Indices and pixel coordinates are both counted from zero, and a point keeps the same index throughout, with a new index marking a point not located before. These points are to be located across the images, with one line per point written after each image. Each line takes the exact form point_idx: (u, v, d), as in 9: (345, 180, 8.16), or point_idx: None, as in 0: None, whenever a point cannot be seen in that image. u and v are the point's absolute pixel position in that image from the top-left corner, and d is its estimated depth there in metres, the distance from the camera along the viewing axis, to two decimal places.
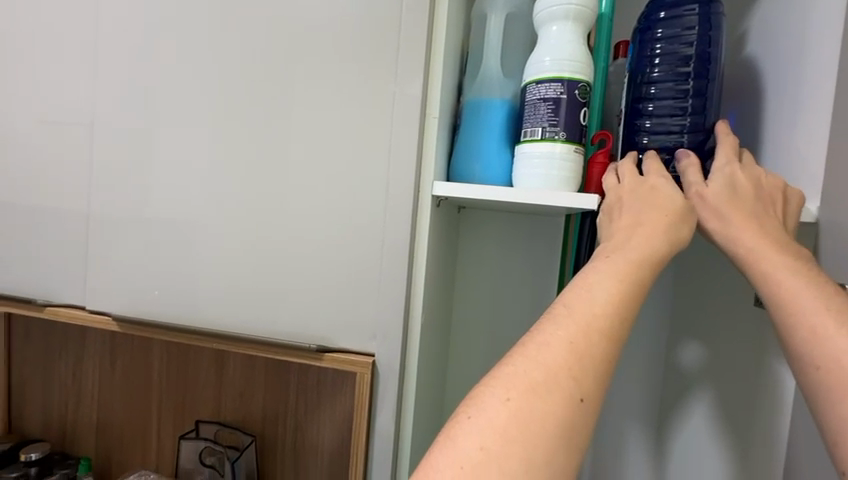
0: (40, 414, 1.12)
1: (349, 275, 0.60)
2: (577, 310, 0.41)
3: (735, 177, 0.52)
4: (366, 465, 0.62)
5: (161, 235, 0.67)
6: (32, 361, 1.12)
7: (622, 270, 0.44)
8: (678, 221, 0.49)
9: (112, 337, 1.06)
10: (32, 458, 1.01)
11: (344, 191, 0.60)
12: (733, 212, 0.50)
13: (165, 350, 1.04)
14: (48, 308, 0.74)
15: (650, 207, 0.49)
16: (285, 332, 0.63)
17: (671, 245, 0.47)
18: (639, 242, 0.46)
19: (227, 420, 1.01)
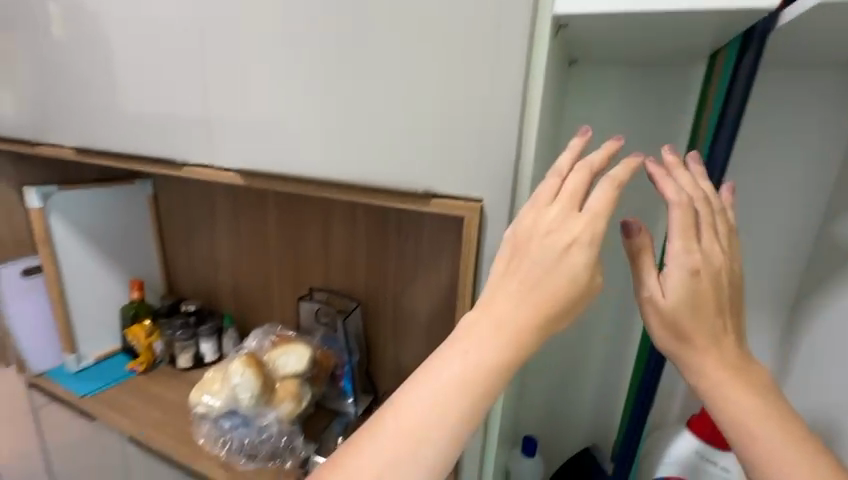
0: (190, 277, 1.36)
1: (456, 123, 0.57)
2: (414, 417, 0.42)
3: (697, 273, 0.49)
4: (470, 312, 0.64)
5: (268, 87, 0.67)
6: (179, 233, 1.33)
7: (479, 370, 0.43)
8: (563, 306, 0.44)
9: (236, 211, 1.20)
10: (190, 309, 1.26)
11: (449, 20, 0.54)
12: (695, 325, 0.50)
13: (279, 224, 1.15)
14: (186, 166, 0.80)
15: (530, 287, 0.44)
16: (392, 185, 0.62)
17: (543, 336, 0.44)
18: (510, 335, 0.43)
19: (335, 287, 1.12)
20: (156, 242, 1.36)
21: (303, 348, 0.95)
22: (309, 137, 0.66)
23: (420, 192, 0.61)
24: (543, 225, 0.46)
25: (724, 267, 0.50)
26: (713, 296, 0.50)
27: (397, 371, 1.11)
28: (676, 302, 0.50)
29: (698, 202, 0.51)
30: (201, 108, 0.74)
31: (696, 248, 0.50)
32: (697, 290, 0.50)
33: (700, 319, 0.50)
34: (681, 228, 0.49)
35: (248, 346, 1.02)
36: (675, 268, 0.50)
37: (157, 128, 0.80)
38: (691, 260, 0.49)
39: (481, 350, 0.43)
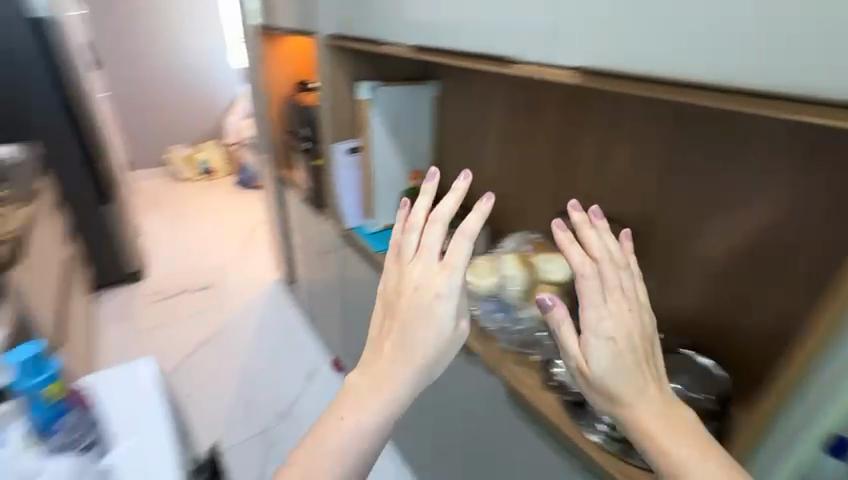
0: (457, 175, 1.54)
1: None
2: (323, 433, 0.57)
3: (614, 338, 0.58)
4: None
5: None
6: (455, 135, 1.49)
7: (382, 379, 0.60)
8: (437, 339, 0.61)
9: (513, 114, 1.24)
10: (453, 204, 1.47)
11: None
12: (617, 378, 0.56)
13: (555, 135, 1.13)
14: (515, 66, 0.79)
15: (411, 319, 0.62)
16: (797, 92, 0.44)
17: (417, 369, 0.60)
18: (392, 368, 0.60)
19: (602, 209, 1.08)
20: (432, 139, 1.57)
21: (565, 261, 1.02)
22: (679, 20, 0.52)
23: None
24: (407, 291, 0.63)
25: (635, 332, 0.59)
26: (639, 354, 0.58)
27: (669, 316, 0.98)
28: (599, 362, 0.57)
29: (603, 261, 0.64)
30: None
31: (587, 305, 0.61)
32: (615, 347, 0.58)
33: (629, 372, 0.57)
34: (593, 292, 0.62)
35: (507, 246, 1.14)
36: (593, 321, 0.59)
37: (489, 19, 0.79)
38: (604, 323, 0.59)
39: (388, 364, 0.61)
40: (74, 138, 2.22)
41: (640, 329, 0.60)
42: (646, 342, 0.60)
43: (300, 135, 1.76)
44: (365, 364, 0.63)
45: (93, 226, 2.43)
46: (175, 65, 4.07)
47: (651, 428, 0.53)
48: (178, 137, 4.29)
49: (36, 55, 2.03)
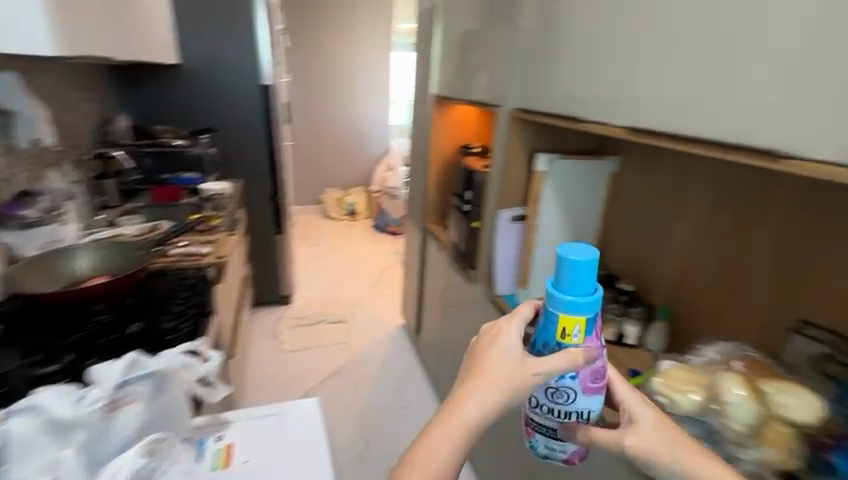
0: (624, 258, 1.39)
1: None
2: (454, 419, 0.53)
3: (653, 417, 0.60)
4: None
5: None
6: (629, 213, 1.36)
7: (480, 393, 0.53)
8: (513, 359, 0.55)
9: (716, 187, 1.07)
10: (624, 288, 1.30)
11: None
12: (667, 450, 0.57)
13: (785, 227, 0.93)
14: (776, 161, 0.64)
15: (491, 363, 0.55)
16: None
17: (508, 376, 0.54)
18: (490, 372, 0.54)
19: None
20: (605, 208, 1.44)
21: (808, 392, 0.77)
22: None
23: None
24: (501, 330, 0.59)
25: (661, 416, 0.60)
26: (661, 421, 0.60)
27: None
28: (649, 438, 0.58)
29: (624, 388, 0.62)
30: (842, 61, 0.55)
31: (631, 398, 0.61)
32: (653, 425, 0.59)
33: (669, 435, 0.59)
34: (620, 385, 0.62)
35: (707, 355, 0.93)
36: (635, 412, 0.60)
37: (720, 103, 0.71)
38: (636, 406, 0.60)
39: (471, 396, 0.54)
40: (268, 176, 2.68)
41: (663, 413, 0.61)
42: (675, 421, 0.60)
43: (464, 197, 1.81)
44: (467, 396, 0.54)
45: (263, 248, 2.79)
46: (343, 119, 4.72)
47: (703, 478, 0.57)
48: (334, 181, 4.92)
49: (258, 111, 2.54)
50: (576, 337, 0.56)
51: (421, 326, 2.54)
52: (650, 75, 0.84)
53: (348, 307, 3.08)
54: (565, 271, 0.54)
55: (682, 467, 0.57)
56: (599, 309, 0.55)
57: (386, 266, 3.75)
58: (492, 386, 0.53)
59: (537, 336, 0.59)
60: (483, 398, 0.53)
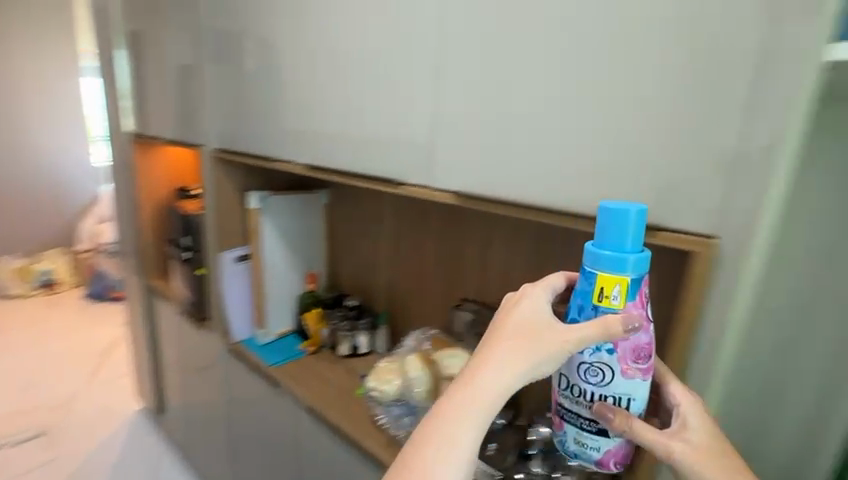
0: (350, 278, 1.54)
1: (708, 127, 0.55)
2: (475, 387, 0.55)
3: (708, 424, 0.60)
4: (685, 351, 0.63)
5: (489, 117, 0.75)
6: (345, 237, 1.52)
7: (513, 361, 0.55)
8: (543, 330, 0.57)
9: (396, 210, 1.33)
10: (352, 304, 1.45)
11: (647, 82, 0.59)
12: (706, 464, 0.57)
13: (441, 230, 1.23)
14: (402, 186, 0.91)
15: (518, 334, 0.57)
16: (577, 208, 0.67)
17: (533, 350, 0.55)
18: (511, 341, 0.56)
19: (488, 301, 1.15)
20: (326, 237, 1.58)
21: (463, 352, 1.05)
22: (513, 168, 0.73)
23: (648, 225, 0.62)
24: (524, 295, 0.62)
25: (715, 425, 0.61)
26: (710, 435, 0.59)
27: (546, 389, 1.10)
28: (694, 442, 0.58)
29: (693, 411, 0.60)
30: (419, 119, 0.84)
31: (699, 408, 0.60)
32: (704, 436, 0.59)
33: (712, 453, 0.58)
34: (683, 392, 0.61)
35: (408, 344, 1.13)
36: (690, 421, 0.59)
37: (372, 148, 0.93)
38: (696, 413, 0.60)
39: (492, 363, 0.55)
40: None
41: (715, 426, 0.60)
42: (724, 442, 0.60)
43: (184, 243, 1.64)
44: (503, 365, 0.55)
45: None
46: (10, 163, 3.52)
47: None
48: (3, 249, 3.58)
49: None
50: (615, 302, 0.58)
51: (164, 403, 2.10)
52: (323, 123, 1.03)
53: (48, 413, 2.25)
54: (606, 231, 0.58)
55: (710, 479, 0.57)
56: (644, 275, 0.58)
57: (109, 343, 2.94)
58: (520, 360, 0.55)
59: (573, 300, 0.61)
60: (504, 382, 0.54)
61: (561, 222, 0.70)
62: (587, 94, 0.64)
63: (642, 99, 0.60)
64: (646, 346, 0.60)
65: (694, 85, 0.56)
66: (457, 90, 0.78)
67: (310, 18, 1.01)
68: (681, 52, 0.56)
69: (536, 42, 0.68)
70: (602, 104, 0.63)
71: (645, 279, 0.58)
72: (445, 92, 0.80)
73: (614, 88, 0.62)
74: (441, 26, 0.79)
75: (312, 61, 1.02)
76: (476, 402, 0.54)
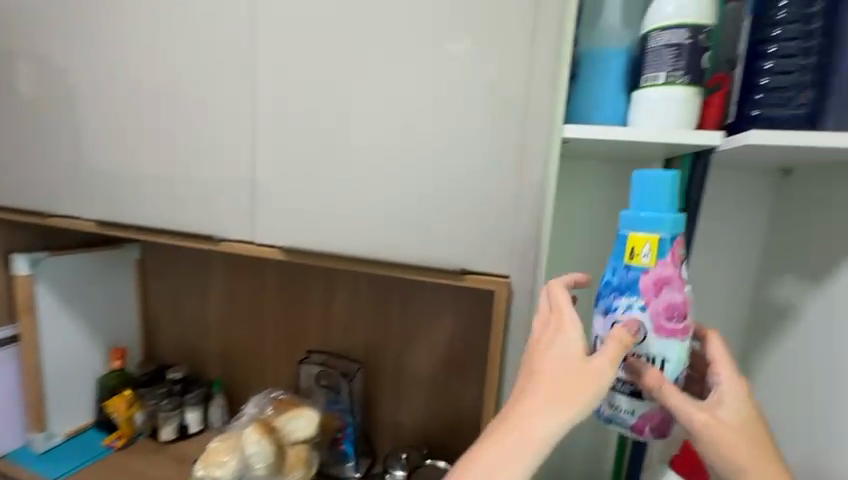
0: (172, 344, 1.31)
1: (493, 186, 0.66)
2: (506, 445, 0.43)
3: (747, 397, 0.50)
4: (500, 378, 0.70)
5: (310, 171, 0.75)
6: (164, 297, 1.30)
7: (552, 408, 0.43)
8: (582, 363, 0.45)
9: (227, 261, 1.20)
10: (176, 377, 1.21)
11: (443, 145, 0.68)
12: (736, 447, 0.47)
13: (278, 281, 1.15)
14: (223, 242, 0.84)
15: (559, 371, 0.45)
16: (399, 257, 0.72)
17: (581, 389, 0.44)
18: (548, 382, 0.45)
19: (333, 349, 1.13)
20: (137, 298, 1.32)
21: (312, 413, 0.97)
22: (338, 220, 0.75)
23: (458, 270, 0.69)
24: (557, 312, 0.51)
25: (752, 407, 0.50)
26: (753, 414, 0.49)
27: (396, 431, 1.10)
28: (724, 420, 0.48)
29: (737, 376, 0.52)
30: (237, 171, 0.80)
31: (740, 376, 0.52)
32: (741, 416, 0.49)
33: (747, 436, 0.48)
34: (721, 359, 0.53)
35: (248, 412, 1.01)
36: (728, 397, 0.50)
37: (186, 201, 0.84)
38: (732, 380, 0.51)
39: (525, 415, 0.44)
40: None
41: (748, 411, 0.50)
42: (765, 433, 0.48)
43: None
44: (540, 412, 0.43)
45: None
46: None
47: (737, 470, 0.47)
48: None
49: None
50: (644, 262, 0.52)
51: None
52: (122, 171, 0.88)
53: None
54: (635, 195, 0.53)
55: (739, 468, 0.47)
56: (676, 232, 0.52)
57: None
58: (561, 404, 0.43)
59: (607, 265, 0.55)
60: (528, 443, 0.43)
61: (386, 271, 0.75)
62: (397, 152, 0.70)
63: (442, 161, 0.68)
64: (683, 307, 0.51)
65: (478, 149, 0.66)
66: (275, 143, 0.76)
67: (98, 52, 0.88)
68: (469, 120, 0.66)
69: (347, 101, 0.72)
70: (411, 165, 0.70)
71: (678, 239, 0.52)
72: (263, 144, 0.77)
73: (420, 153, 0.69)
74: (253, 78, 0.77)
75: (106, 104, 0.88)
76: (508, 464, 0.42)
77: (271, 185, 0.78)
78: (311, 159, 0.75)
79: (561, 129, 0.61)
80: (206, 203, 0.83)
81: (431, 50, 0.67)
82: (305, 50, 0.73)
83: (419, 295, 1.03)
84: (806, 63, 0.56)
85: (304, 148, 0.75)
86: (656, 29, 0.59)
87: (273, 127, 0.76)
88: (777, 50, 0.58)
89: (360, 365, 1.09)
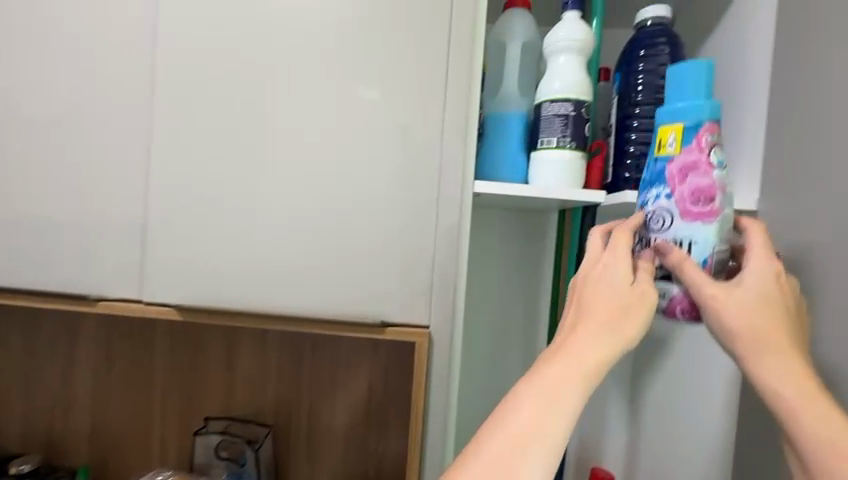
0: (21, 427, 1.06)
1: (411, 238, 0.67)
2: (571, 359, 0.46)
3: (770, 280, 0.52)
4: (423, 432, 0.68)
5: (214, 222, 0.69)
6: (12, 368, 1.06)
7: (609, 327, 0.48)
8: (631, 288, 0.51)
9: (108, 318, 1.03)
10: (23, 471, 0.97)
11: (361, 197, 0.68)
12: (748, 323, 0.50)
13: (170, 340, 1.01)
14: (102, 302, 0.72)
15: (615, 293, 0.50)
16: (316, 312, 0.68)
17: (636, 307, 0.50)
18: (607, 302, 0.50)
19: (238, 414, 1.01)
20: None
21: None
22: (247, 274, 0.69)
23: (378, 323, 0.67)
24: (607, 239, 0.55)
25: (772, 284, 0.52)
26: (769, 295, 0.51)
27: None
28: (736, 297, 0.51)
29: (759, 262, 0.52)
30: (123, 220, 0.70)
31: (765, 260, 0.53)
32: (757, 293, 0.51)
33: (761, 313, 0.51)
34: (759, 247, 0.53)
35: None
36: (745, 275, 0.52)
37: (53, 254, 0.71)
38: (754, 265, 0.52)
39: (586, 333, 0.48)
40: None
41: (761, 286, 0.52)
42: (779, 308, 0.51)
43: None
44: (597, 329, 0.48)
45: None
46: None
47: (745, 348, 0.50)
48: None
49: None
50: (670, 149, 0.55)
51: None
52: None
53: None
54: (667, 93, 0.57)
55: (744, 344, 0.50)
56: (705, 120, 0.53)
57: None
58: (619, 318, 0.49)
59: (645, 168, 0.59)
60: (581, 368, 0.46)
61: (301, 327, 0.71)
62: (313, 203, 0.68)
63: (361, 212, 0.68)
64: (711, 190, 0.53)
65: (396, 201, 0.67)
66: (173, 190, 0.69)
67: None
68: (387, 172, 0.67)
69: (258, 150, 0.69)
70: (329, 216, 0.68)
71: (708, 126, 0.53)
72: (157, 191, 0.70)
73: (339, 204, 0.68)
74: (147, 119, 0.70)
75: None
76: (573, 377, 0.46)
77: (166, 236, 0.69)
78: (217, 208, 0.69)
79: (472, 185, 0.67)
80: (80, 257, 0.71)
81: (350, 103, 0.68)
82: (209, 94, 0.69)
83: (335, 347, 0.98)
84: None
85: (208, 196, 0.69)
86: (547, 101, 0.68)
87: (173, 172, 0.69)
88: (639, 125, 0.71)
89: (269, 429, 0.98)
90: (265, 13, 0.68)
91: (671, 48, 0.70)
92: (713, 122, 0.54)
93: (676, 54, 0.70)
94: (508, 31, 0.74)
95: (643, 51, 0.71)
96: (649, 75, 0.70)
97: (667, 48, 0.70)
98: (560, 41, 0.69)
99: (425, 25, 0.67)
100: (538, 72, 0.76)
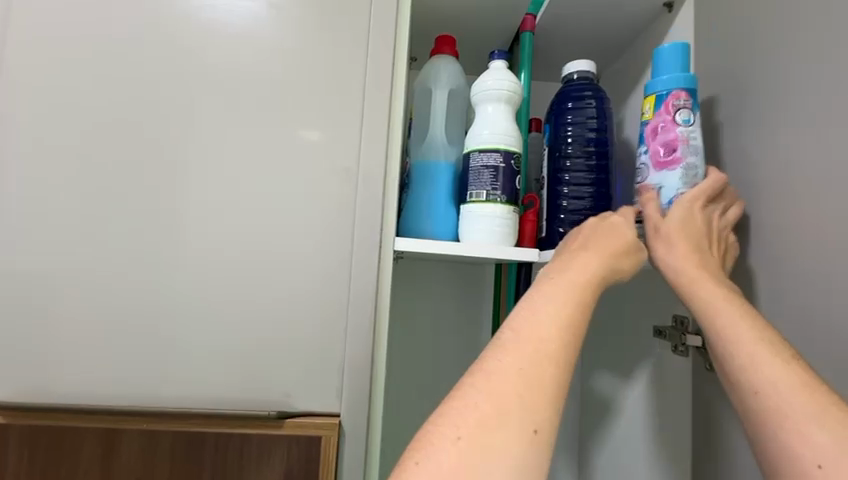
0: None
1: (324, 302, 0.59)
2: (560, 286, 0.50)
3: (691, 216, 0.55)
4: None
5: (76, 289, 0.57)
6: None
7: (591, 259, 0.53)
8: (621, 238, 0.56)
9: None
10: None
11: (262, 258, 0.59)
12: (678, 251, 0.54)
13: None
14: None
15: (610, 242, 0.55)
16: (200, 401, 0.57)
17: (622, 255, 0.54)
18: (597, 248, 0.54)
19: None
20: None
21: None
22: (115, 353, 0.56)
23: (273, 416, 0.56)
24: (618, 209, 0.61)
25: (700, 222, 0.55)
26: (696, 230, 0.55)
27: None
28: (667, 229, 0.55)
29: (696, 203, 0.56)
30: None
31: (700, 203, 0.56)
32: (684, 226, 0.55)
33: (691, 247, 0.54)
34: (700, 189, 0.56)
35: None
36: (675, 212, 0.56)
37: None
38: (688, 202, 0.56)
39: (572, 265, 0.52)
40: None
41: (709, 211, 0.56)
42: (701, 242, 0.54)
43: None
44: (579, 261, 0.53)
45: None
46: None
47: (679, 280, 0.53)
48: None
49: None
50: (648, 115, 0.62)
51: None
52: None
53: None
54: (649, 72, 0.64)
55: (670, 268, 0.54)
56: (675, 88, 0.60)
57: None
58: (603, 260, 0.53)
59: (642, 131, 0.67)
60: (574, 284, 0.50)
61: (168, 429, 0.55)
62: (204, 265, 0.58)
63: (262, 275, 0.59)
64: (674, 144, 0.58)
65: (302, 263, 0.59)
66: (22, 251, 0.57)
67: None
68: (295, 229, 0.60)
69: (138, 203, 0.58)
70: (229, 280, 0.58)
71: (676, 93, 0.59)
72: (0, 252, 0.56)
73: (243, 266, 0.59)
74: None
75: None
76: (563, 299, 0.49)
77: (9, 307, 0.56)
78: (85, 271, 0.57)
79: (393, 241, 0.61)
80: None
81: (254, 151, 0.60)
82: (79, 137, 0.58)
83: None
84: (591, 193, 0.67)
85: (69, 258, 0.57)
86: (475, 150, 0.63)
87: (29, 228, 0.57)
88: (570, 179, 0.68)
89: None
90: (156, 47, 0.60)
91: (597, 102, 0.69)
92: (685, 89, 0.59)
93: (604, 107, 0.69)
94: (434, 79, 0.70)
95: (571, 103, 0.69)
96: (577, 128, 0.68)
97: (594, 100, 0.69)
98: (486, 89, 0.66)
99: (341, 73, 0.62)
100: (465, 121, 0.72)
